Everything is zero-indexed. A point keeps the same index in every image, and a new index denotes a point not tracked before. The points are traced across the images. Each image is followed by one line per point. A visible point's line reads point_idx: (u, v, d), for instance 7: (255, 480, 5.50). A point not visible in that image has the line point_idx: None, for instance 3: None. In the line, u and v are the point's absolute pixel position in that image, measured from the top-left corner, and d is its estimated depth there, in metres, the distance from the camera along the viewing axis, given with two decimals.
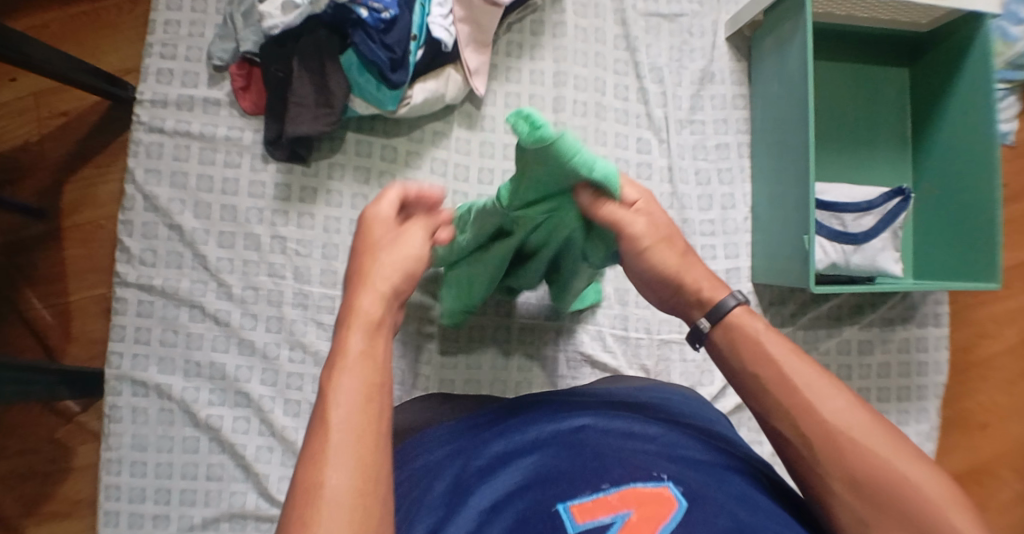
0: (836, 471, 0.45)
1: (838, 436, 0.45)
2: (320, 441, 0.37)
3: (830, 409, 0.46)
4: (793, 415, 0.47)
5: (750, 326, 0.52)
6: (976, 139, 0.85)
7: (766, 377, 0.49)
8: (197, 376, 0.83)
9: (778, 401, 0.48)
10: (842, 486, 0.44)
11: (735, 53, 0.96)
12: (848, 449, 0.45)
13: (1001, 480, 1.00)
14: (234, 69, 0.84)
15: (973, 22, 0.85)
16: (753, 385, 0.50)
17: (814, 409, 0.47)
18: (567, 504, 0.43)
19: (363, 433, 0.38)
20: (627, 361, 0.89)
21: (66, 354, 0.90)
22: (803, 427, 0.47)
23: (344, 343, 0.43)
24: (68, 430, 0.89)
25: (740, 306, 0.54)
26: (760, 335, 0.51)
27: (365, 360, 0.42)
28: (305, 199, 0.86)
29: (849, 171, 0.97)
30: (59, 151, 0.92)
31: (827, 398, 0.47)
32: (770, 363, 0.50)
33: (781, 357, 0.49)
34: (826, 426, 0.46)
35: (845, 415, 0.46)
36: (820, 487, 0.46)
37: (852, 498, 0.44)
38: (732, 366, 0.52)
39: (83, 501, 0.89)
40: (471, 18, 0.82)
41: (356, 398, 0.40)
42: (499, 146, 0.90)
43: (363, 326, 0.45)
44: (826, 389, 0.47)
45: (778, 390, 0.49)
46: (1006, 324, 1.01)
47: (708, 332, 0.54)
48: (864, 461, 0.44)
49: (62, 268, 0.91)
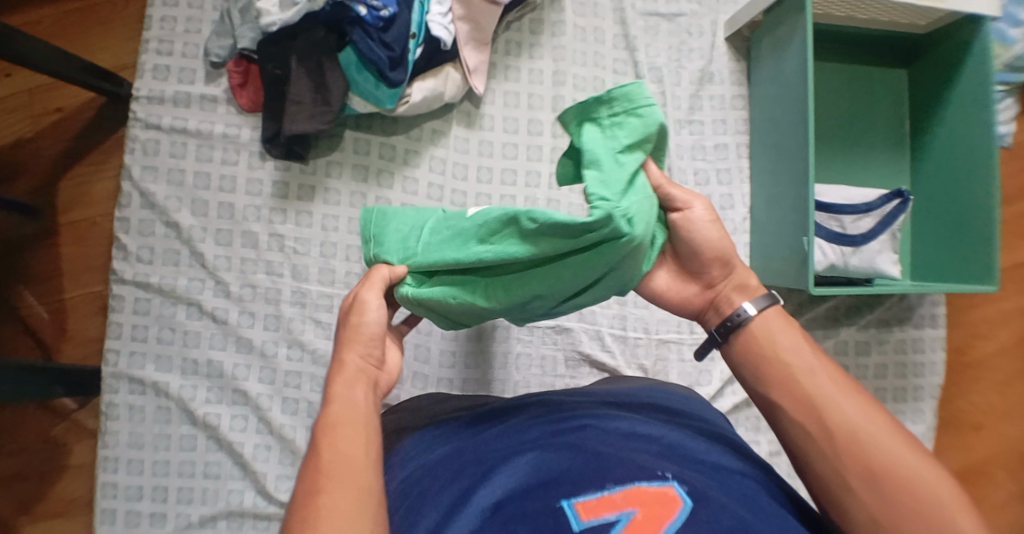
0: (854, 465, 0.46)
1: (859, 432, 0.46)
2: (316, 471, 0.43)
3: (854, 407, 0.48)
4: (818, 408, 0.48)
5: (782, 325, 0.53)
6: (974, 141, 0.85)
7: (796, 371, 0.50)
8: (194, 375, 0.83)
9: (806, 394, 0.49)
10: (857, 481, 0.45)
11: (734, 54, 0.96)
12: (869, 449, 0.46)
13: (996, 480, 1.01)
14: (231, 66, 0.83)
15: (971, 25, 0.85)
16: (782, 379, 0.51)
17: (839, 405, 0.48)
18: (571, 500, 0.43)
19: (350, 461, 0.44)
20: (625, 361, 0.89)
21: (62, 352, 0.90)
22: (826, 421, 0.48)
23: (330, 392, 0.48)
24: (65, 428, 0.89)
25: (772, 305, 0.54)
26: (790, 333, 0.53)
27: (348, 411, 0.47)
28: (303, 197, 0.86)
29: (847, 173, 0.97)
30: (54, 147, 0.91)
31: (851, 400, 0.48)
32: (801, 358, 0.51)
33: (811, 356, 0.51)
34: (849, 421, 0.47)
35: (867, 415, 0.47)
36: (833, 482, 0.47)
37: (866, 494, 0.45)
38: (757, 360, 0.53)
39: (80, 498, 0.89)
40: (471, 17, 0.82)
41: (344, 437, 0.45)
42: (498, 145, 0.90)
43: (353, 376, 0.50)
44: (849, 389, 0.49)
45: (805, 384, 0.50)
46: (1002, 325, 1.01)
47: (745, 321, 0.54)
48: (883, 458, 0.45)
49: (58, 265, 0.91)
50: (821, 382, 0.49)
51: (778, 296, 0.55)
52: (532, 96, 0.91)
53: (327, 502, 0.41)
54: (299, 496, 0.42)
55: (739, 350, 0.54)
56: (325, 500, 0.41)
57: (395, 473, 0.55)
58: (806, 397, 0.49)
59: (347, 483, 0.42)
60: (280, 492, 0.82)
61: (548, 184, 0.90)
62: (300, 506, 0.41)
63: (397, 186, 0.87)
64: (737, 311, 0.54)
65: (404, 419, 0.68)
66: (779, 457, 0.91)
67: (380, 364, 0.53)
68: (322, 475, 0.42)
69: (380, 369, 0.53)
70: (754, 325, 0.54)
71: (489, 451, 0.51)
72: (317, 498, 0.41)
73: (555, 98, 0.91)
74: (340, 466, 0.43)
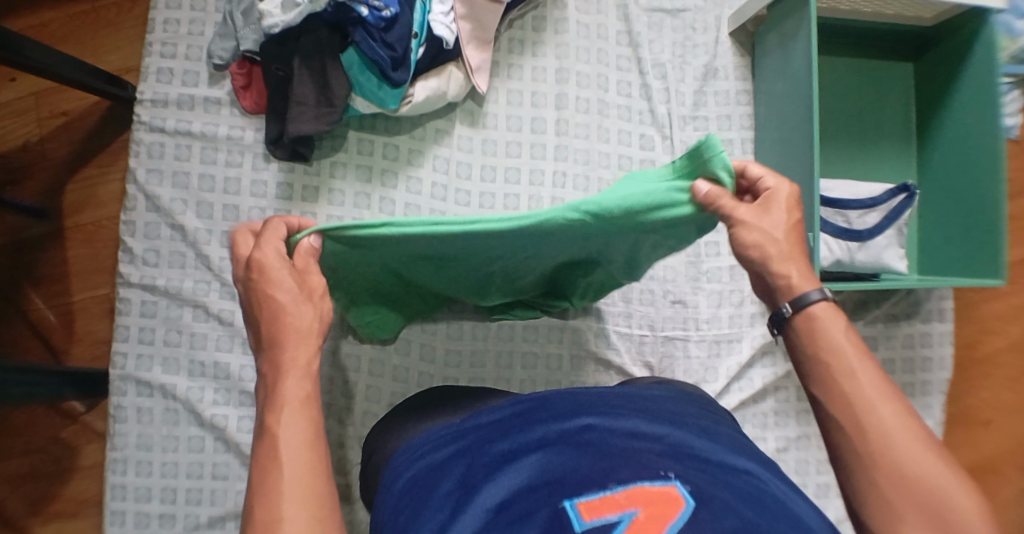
0: (883, 465, 0.45)
1: (892, 436, 0.46)
2: (274, 479, 0.41)
3: (890, 411, 0.47)
4: (855, 408, 0.47)
5: (831, 325, 0.50)
6: (981, 134, 0.84)
7: (834, 370, 0.49)
8: (201, 376, 0.84)
9: (844, 393, 0.48)
10: (885, 481, 0.45)
11: (739, 49, 0.95)
12: (897, 450, 0.45)
13: (1004, 476, 1.00)
14: (234, 68, 0.84)
15: (978, 18, 0.84)
16: (821, 374, 0.50)
17: (875, 408, 0.47)
18: (574, 501, 0.43)
19: (311, 465, 0.43)
20: (631, 358, 0.88)
21: (70, 355, 0.91)
22: (862, 422, 0.47)
23: (279, 394, 0.46)
24: (73, 430, 0.90)
25: (823, 301, 0.51)
26: (837, 334, 0.50)
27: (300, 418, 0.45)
28: (308, 197, 0.86)
29: (854, 168, 0.97)
30: (61, 151, 0.92)
31: (886, 403, 0.47)
32: (843, 359, 0.49)
33: (854, 355, 0.49)
34: (885, 426, 0.46)
35: (900, 420, 0.46)
36: (861, 475, 0.46)
37: (891, 492, 0.45)
38: (806, 352, 0.51)
39: (89, 500, 0.89)
40: (473, 15, 0.82)
41: (301, 443, 0.43)
42: (502, 144, 0.90)
43: (298, 374, 0.47)
44: (888, 393, 0.48)
45: (844, 382, 0.48)
46: (1010, 320, 1.01)
47: (789, 319, 0.52)
48: (912, 461, 0.45)
49: (64, 268, 0.91)
50: (859, 382, 0.48)
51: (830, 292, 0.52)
52: (536, 94, 0.91)
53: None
54: (257, 510, 0.40)
55: (793, 344, 0.52)
56: (290, 515, 0.40)
57: (398, 475, 0.55)
58: (843, 396, 0.48)
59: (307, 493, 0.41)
60: None
61: (552, 182, 0.90)
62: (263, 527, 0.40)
63: (401, 185, 0.87)
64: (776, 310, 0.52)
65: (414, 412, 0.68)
66: (786, 454, 0.90)
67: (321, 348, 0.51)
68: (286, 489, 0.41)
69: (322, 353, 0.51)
70: (798, 322, 0.52)
71: (491, 454, 0.51)
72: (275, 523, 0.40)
73: (559, 95, 0.91)
74: (292, 478, 0.42)
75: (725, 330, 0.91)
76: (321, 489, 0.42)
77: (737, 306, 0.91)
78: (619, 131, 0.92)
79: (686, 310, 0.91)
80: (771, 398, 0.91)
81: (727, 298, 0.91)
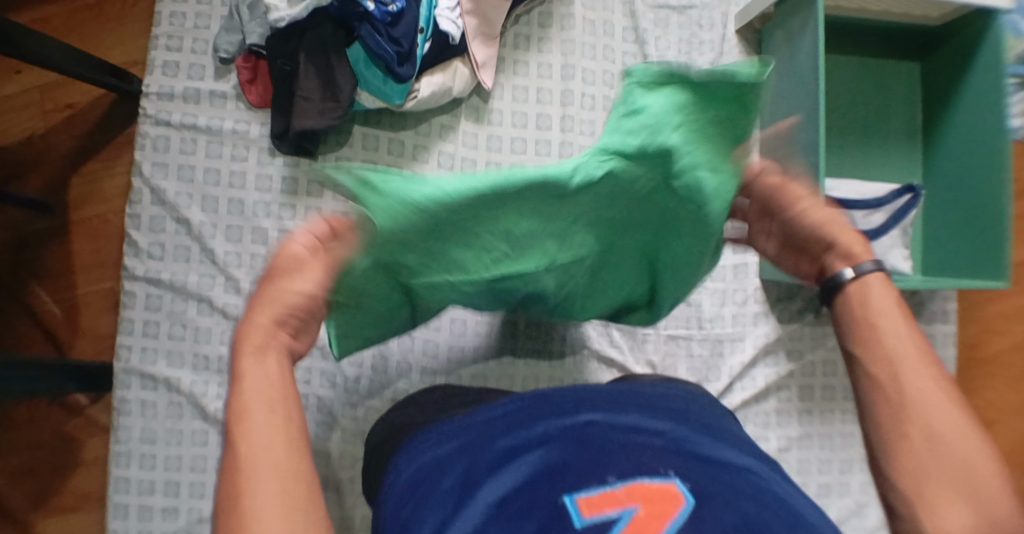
0: (918, 429, 0.40)
1: (932, 399, 0.41)
2: (234, 454, 0.38)
3: (932, 373, 0.42)
4: (897, 367, 0.43)
5: (876, 287, 0.47)
6: (987, 135, 0.84)
7: (874, 328, 0.45)
8: (205, 370, 0.84)
9: (886, 351, 0.43)
10: (921, 445, 0.40)
11: (746, 46, 0.95)
12: (936, 415, 0.40)
13: (1006, 477, 1.00)
14: (240, 61, 0.84)
15: (984, 17, 0.84)
16: (863, 334, 0.45)
17: (915, 368, 0.42)
18: (573, 496, 0.43)
19: (282, 437, 0.39)
20: (634, 356, 0.89)
21: (74, 348, 0.91)
22: (901, 384, 0.42)
23: (236, 370, 0.43)
24: (77, 423, 0.90)
25: (873, 269, 0.48)
26: (881, 294, 0.46)
27: (255, 391, 0.42)
28: (313, 193, 0.86)
29: (859, 167, 0.97)
30: (66, 144, 0.92)
31: (927, 365, 0.43)
32: (882, 319, 0.45)
33: (897, 316, 0.45)
34: (922, 386, 0.42)
35: (940, 385, 0.42)
36: (893, 440, 0.41)
37: (925, 458, 0.40)
38: (855, 312, 0.47)
39: (93, 493, 0.90)
40: (479, 11, 0.82)
41: (266, 417, 0.40)
42: (507, 140, 0.90)
43: (255, 349, 0.44)
44: (928, 352, 0.43)
45: (884, 340, 0.44)
46: (1013, 320, 1.01)
47: (845, 285, 0.48)
48: (954, 429, 0.40)
49: (69, 261, 0.91)
50: (899, 340, 0.44)
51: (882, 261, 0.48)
52: (541, 90, 0.91)
53: (252, 512, 0.35)
54: (223, 487, 0.37)
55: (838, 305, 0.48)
56: (252, 491, 0.36)
57: (401, 469, 0.55)
58: (886, 354, 0.43)
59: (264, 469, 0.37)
60: None
61: None
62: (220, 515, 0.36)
63: None
64: (835, 274, 0.49)
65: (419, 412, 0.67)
66: (788, 454, 0.90)
67: (294, 334, 0.49)
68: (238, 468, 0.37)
69: (292, 340, 0.48)
70: (853, 285, 0.48)
71: (495, 447, 0.51)
72: (241, 499, 0.36)
73: (564, 92, 0.91)
74: (260, 451, 0.38)
75: (728, 329, 0.91)
76: (291, 459, 0.38)
77: (740, 305, 0.91)
78: None
79: (689, 308, 0.91)
80: (773, 397, 0.91)
81: (730, 297, 0.91)
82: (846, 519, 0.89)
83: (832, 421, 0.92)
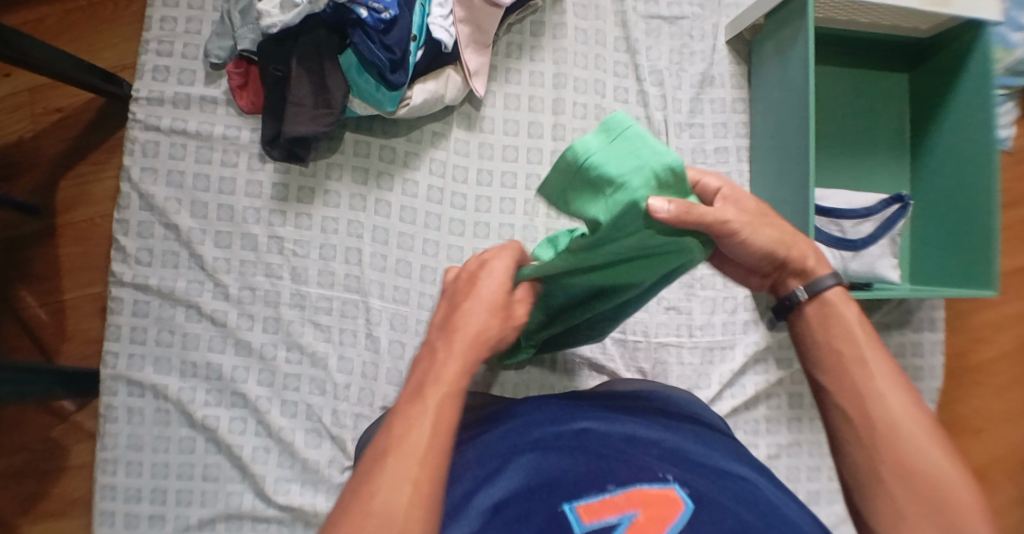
0: (888, 456, 0.47)
1: (899, 425, 0.47)
2: (402, 424, 0.42)
3: (899, 401, 0.48)
4: (863, 398, 0.49)
5: (844, 311, 0.52)
6: (975, 147, 0.85)
7: (847, 362, 0.50)
8: (193, 376, 0.83)
9: (854, 382, 0.49)
10: (888, 470, 0.46)
11: (736, 57, 0.96)
12: (903, 441, 0.47)
13: (994, 484, 1.01)
14: (230, 67, 0.83)
15: (973, 30, 0.85)
16: (830, 361, 0.51)
17: (883, 397, 0.48)
18: (573, 504, 0.43)
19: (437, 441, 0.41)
20: (624, 364, 0.89)
21: (61, 353, 0.90)
22: (869, 411, 0.48)
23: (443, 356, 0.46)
24: (63, 429, 0.89)
25: (838, 287, 0.53)
26: (850, 320, 0.51)
27: (447, 403, 0.43)
28: (303, 198, 0.85)
29: (846, 176, 0.97)
30: (56, 147, 0.91)
31: (895, 393, 0.48)
32: (854, 347, 0.50)
33: (864, 344, 0.50)
34: (890, 414, 0.47)
35: (909, 409, 0.48)
36: (862, 463, 0.48)
37: (895, 481, 0.46)
38: (824, 342, 0.52)
39: (78, 500, 0.89)
40: (472, 19, 0.82)
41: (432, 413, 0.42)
42: (498, 148, 0.90)
43: (463, 344, 0.46)
44: (899, 385, 0.49)
45: (856, 374, 0.49)
46: (1000, 329, 1.02)
47: (803, 303, 0.53)
48: (917, 451, 0.46)
49: (56, 266, 0.90)
50: (870, 373, 0.49)
51: (842, 276, 0.53)
52: (533, 99, 0.91)
53: (377, 491, 0.39)
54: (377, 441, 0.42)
55: (805, 330, 0.53)
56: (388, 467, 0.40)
57: None
58: (853, 386, 0.49)
59: (416, 466, 0.40)
60: (280, 495, 0.81)
61: None
62: (366, 468, 0.40)
63: (397, 188, 0.87)
64: (791, 294, 0.53)
65: None
66: (777, 461, 0.90)
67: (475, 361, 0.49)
68: (400, 436, 0.41)
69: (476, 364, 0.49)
70: (810, 310, 0.53)
71: (491, 450, 0.51)
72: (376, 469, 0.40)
73: (556, 100, 0.91)
74: (415, 443, 0.41)
75: (718, 336, 0.91)
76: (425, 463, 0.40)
77: (731, 313, 0.92)
78: None
79: (680, 316, 0.91)
80: (763, 405, 0.92)
81: (721, 305, 0.92)
82: (835, 527, 0.90)
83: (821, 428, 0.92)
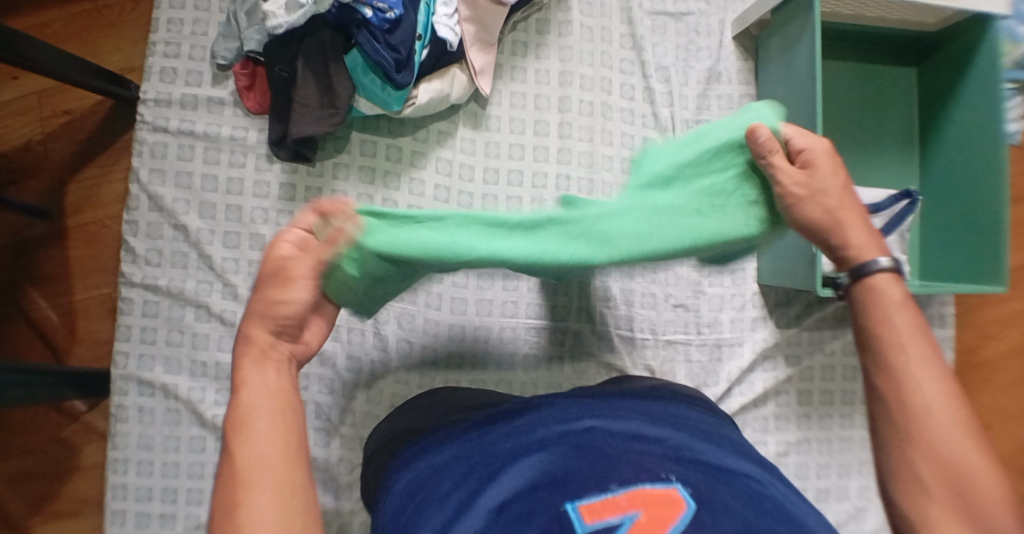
0: (918, 441, 0.46)
1: (932, 413, 0.46)
2: (236, 457, 0.42)
3: (935, 390, 0.47)
4: (899, 384, 0.48)
5: (891, 293, 0.51)
6: (983, 142, 0.84)
7: (886, 345, 0.49)
8: (203, 376, 0.83)
9: (892, 367, 0.48)
10: (919, 455, 0.46)
11: (742, 53, 0.95)
12: (933, 430, 0.46)
13: None
14: (238, 68, 0.84)
15: (980, 24, 0.84)
16: (870, 345, 0.50)
17: (920, 385, 0.47)
18: (575, 504, 0.43)
19: (278, 446, 0.43)
20: (632, 362, 0.89)
21: (72, 355, 0.90)
22: (904, 397, 0.47)
23: (241, 379, 0.46)
24: (74, 429, 0.90)
25: (887, 273, 0.52)
26: (893, 302, 0.50)
27: (266, 407, 0.45)
28: (310, 199, 0.86)
29: (855, 172, 0.97)
30: (65, 150, 0.92)
31: (932, 382, 0.47)
32: (894, 333, 0.49)
33: (906, 330, 0.49)
34: (926, 402, 0.47)
35: (944, 399, 0.47)
36: (891, 446, 0.48)
37: (922, 466, 0.46)
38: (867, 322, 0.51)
39: (90, 500, 0.89)
40: (477, 18, 0.82)
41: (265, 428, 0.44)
42: (505, 146, 0.90)
43: (259, 357, 0.47)
44: (934, 374, 0.48)
45: (894, 359, 0.49)
46: (1011, 325, 1.01)
47: (850, 287, 0.53)
48: (948, 441, 0.46)
49: (67, 267, 0.91)
50: (908, 359, 0.48)
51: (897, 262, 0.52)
52: (539, 97, 0.91)
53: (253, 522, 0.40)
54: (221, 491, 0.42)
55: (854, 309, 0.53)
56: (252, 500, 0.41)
57: (400, 475, 0.55)
58: (891, 371, 0.49)
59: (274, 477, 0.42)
60: None
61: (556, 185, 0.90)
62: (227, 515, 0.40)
63: (404, 187, 0.87)
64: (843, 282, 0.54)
65: (421, 410, 0.69)
66: (786, 458, 0.90)
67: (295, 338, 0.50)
68: (245, 469, 0.42)
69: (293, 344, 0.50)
70: (859, 290, 0.52)
71: (506, 448, 0.51)
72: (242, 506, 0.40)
73: (562, 98, 0.91)
74: (264, 462, 0.42)
75: (726, 333, 0.91)
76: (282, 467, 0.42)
77: (739, 310, 0.91)
78: (622, 134, 0.92)
79: (687, 313, 0.91)
80: (771, 402, 0.91)
81: (729, 302, 0.92)
82: (845, 524, 0.89)
83: (830, 425, 0.92)
